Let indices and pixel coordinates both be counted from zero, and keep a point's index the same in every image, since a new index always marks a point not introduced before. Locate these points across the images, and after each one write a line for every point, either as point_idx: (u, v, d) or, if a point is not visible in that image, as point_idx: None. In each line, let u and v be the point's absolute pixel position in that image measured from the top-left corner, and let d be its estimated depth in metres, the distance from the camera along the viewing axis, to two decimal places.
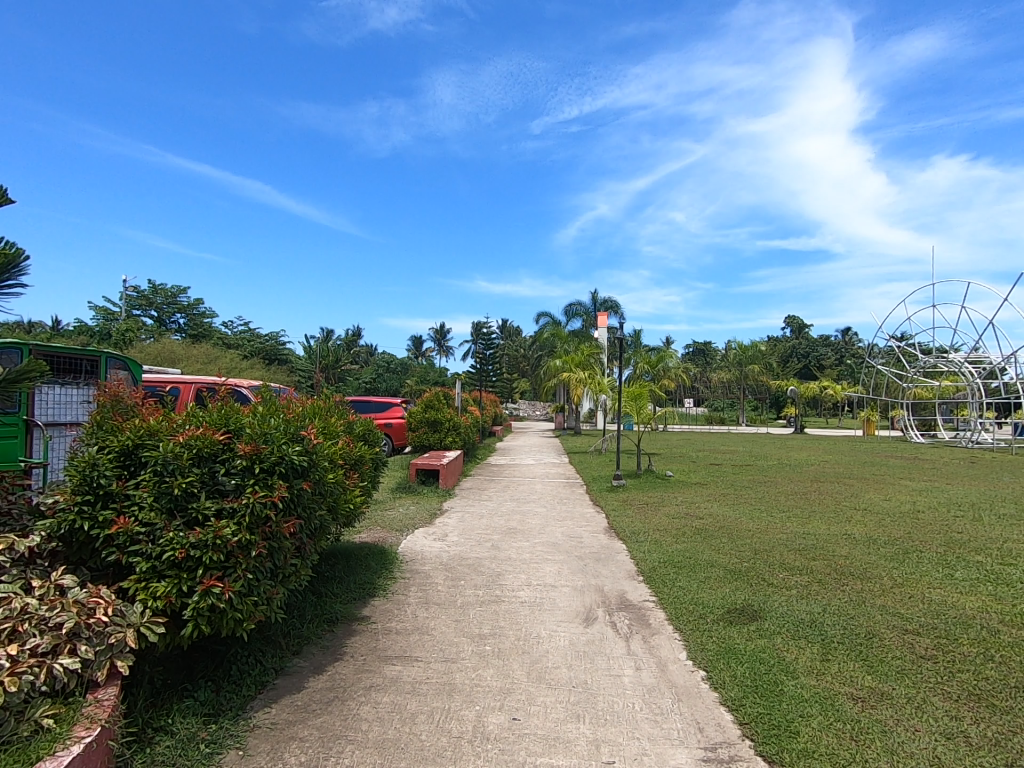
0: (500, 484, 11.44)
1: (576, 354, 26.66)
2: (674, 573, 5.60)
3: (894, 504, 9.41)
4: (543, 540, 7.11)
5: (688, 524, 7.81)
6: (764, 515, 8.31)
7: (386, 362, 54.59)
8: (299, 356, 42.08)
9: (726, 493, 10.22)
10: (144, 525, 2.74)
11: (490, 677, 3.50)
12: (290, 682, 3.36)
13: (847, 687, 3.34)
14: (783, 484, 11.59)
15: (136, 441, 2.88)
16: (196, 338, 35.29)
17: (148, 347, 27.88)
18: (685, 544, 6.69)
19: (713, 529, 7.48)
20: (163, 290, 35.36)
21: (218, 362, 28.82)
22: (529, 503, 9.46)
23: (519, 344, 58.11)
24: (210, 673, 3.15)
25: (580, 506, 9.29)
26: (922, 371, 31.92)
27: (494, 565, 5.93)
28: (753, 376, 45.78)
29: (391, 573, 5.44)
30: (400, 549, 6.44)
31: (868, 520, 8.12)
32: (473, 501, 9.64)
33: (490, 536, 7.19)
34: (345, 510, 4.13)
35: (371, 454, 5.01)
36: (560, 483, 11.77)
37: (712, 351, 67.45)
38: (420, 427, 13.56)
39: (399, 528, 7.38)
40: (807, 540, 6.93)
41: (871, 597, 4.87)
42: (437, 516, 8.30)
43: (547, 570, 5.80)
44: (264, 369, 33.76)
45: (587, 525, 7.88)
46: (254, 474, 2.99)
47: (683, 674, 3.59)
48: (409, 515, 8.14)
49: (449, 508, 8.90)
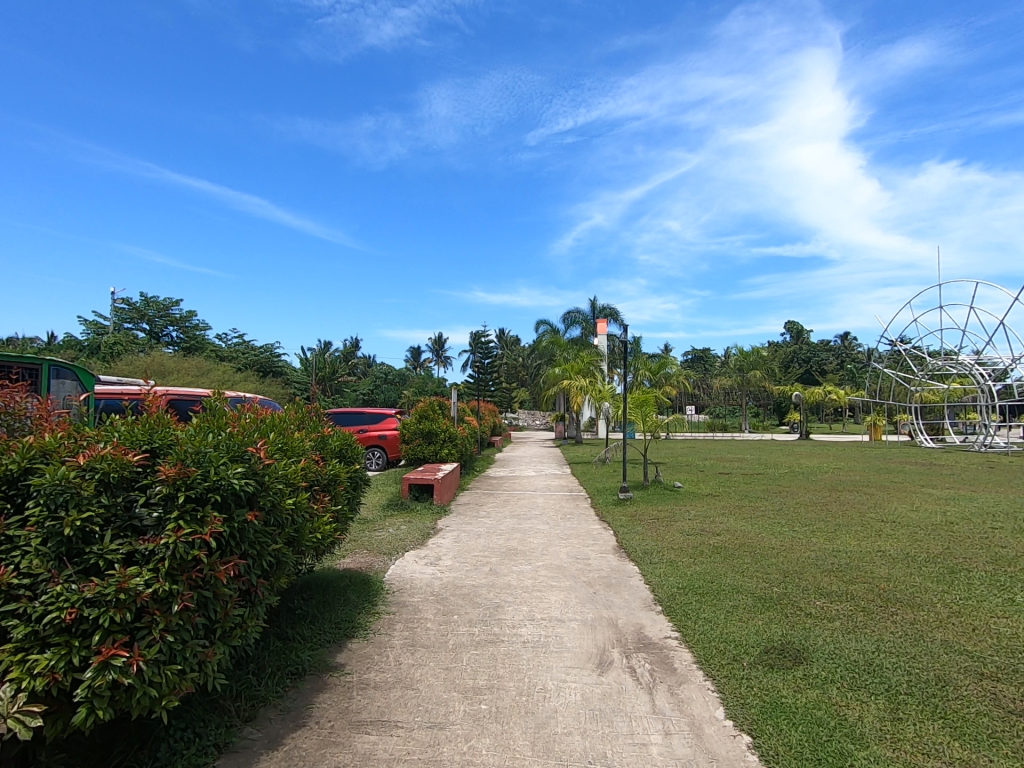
0: (499, 499, 10.73)
1: (576, 361, 26.08)
2: (696, 602, 4.93)
3: (922, 515, 8.74)
4: (546, 562, 6.43)
5: (704, 541, 7.14)
6: (786, 531, 7.61)
7: (383, 373, 53.87)
8: (295, 368, 41.51)
9: (740, 505, 9.55)
10: (24, 577, 2.07)
11: (485, 750, 2.82)
12: (236, 762, 2.68)
13: (933, 759, 2.67)
14: (799, 493, 10.94)
15: (21, 465, 2.23)
16: (189, 351, 34.65)
17: (136, 361, 27.13)
18: (704, 567, 6.01)
19: (733, 547, 6.81)
20: (155, 302, 34.75)
21: (210, 377, 28.17)
22: (530, 519, 8.78)
23: (518, 353, 57.64)
24: (130, 758, 2.49)
25: (585, 522, 8.61)
26: (930, 374, 31.30)
27: (492, 595, 5.24)
28: (755, 381, 45.24)
29: (374, 608, 4.76)
30: (387, 576, 5.76)
31: (900, 534, 7.45)
32: (470, 517, 8.95)
33: (488, 560, 6.50)
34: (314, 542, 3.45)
35: (348, 473, 4.34)
36: (562, 496, 11.09)
37: (711, 359, 67.00)
38: (415, 439, 12.87)
39: (387, 551, 6.71)
40: (839, 559, 6.26)
41: (929, 631, 4.19)
42: (430, 535, 7.63)
43: (552, 600, 5.12)
44: (257, 382, 33.05)
45: (595, 544, 7.20)
46: (180, 504, 2.35)
47: (722, 740, 2.92)
48: (399, 535, 7.45)
49: (445, 526, 8.23)
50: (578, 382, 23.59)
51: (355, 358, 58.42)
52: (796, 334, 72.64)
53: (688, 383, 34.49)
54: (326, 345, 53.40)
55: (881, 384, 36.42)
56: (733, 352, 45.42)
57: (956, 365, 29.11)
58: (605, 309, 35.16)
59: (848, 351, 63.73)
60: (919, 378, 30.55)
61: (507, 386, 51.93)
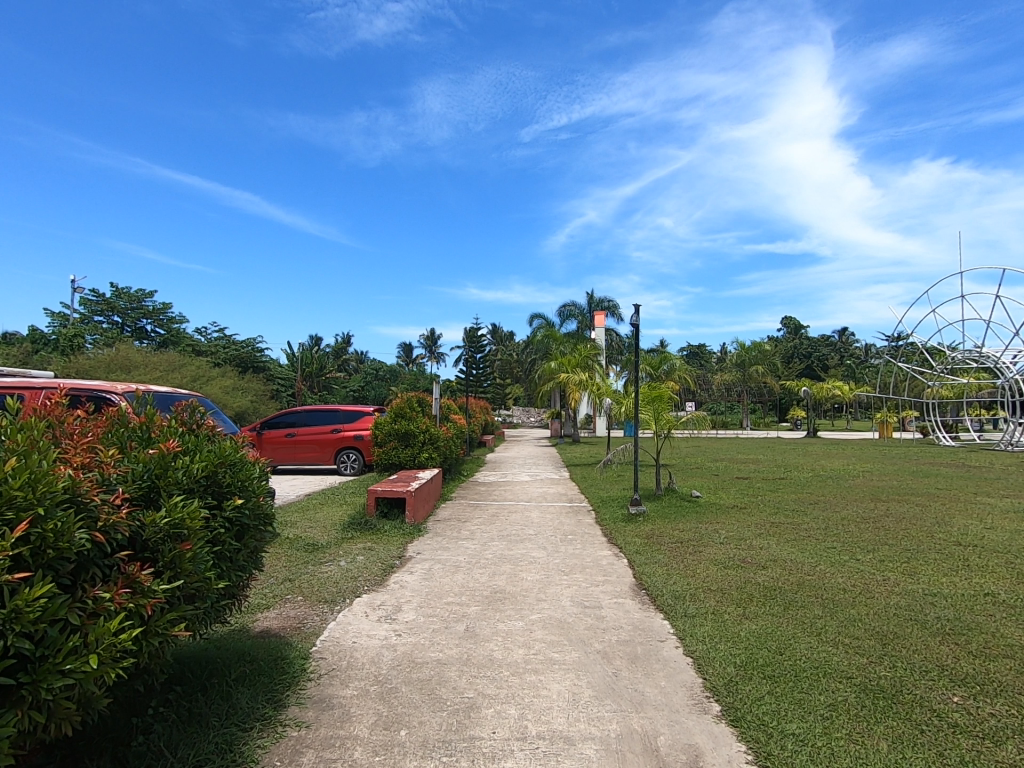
0: (487, 513, 9.02)
1: (573, 354, 24.26)
2: (771, 700, 3.29)
3: (1005, 536, 7.13)
4: (544, 615, 4.70)
5: (749, 578, 5.48)
6: (848, 563, 5.96)
7: (373, 369, 51.96)
8: (279, 366, 39.77)
9: (777, 522, 7.89)
10: None
11: None
12: None
13: None
14: (840, 505, 9.27)
15: None
16: (164, 345, 32.68)
17: (100, 353, 25.01)
18: (762, 625, 4.36)
19: (788, 588, 5.16)
20: (127, 293, 32.77)
21: (182, 371, 26.13)
22: (522, 544, 7.05)
23: (512, 348, 55.90)
24: None
25: (591, 547, 6.91)
26: (946, 369, 29.79)
27: (465, 683, 3.53)
28: (758, 377, 43.73)
29: (277, 717, 3.07)
30: (317, 647, 4.03)
31: (997, 566, 5.82)
32: (448, 541, 7.23)
33: (465, 611, 4.77)
34: (115, 673, 1.79)
35: (213, 512, 2.64)
36: (561, 509, 9.37)
37: (709, 355, 65.56)
38: (389, 441, 11.17)
39: (329, 598, 4.98)
40: (940, 608, 4.62)
41: None
42: (393, 570, 5.92)
43: (554, 694, 3.40)
44: (235, 378, 31.14)
45: (607, 583, 5.50)
46: None
47: None
48: (352, 572, 5.70)
49: (416, 556, 6.50)
50: (575, 377, 21.91)
51: (345, 354, 56.50)
52: (794, 329, 71.38)
53: (691, 378, 32.91)
54: (315, 341, 51.79)
55: (891, 379, 34.96)
56: (735, 347, 43.89)
57: (979, 358, 27.58)
58: (603, 303, 33.48)
59: (848, 348, 62.52)
60: (936, 373, 29.07)
61: (500, 382, 50.18)
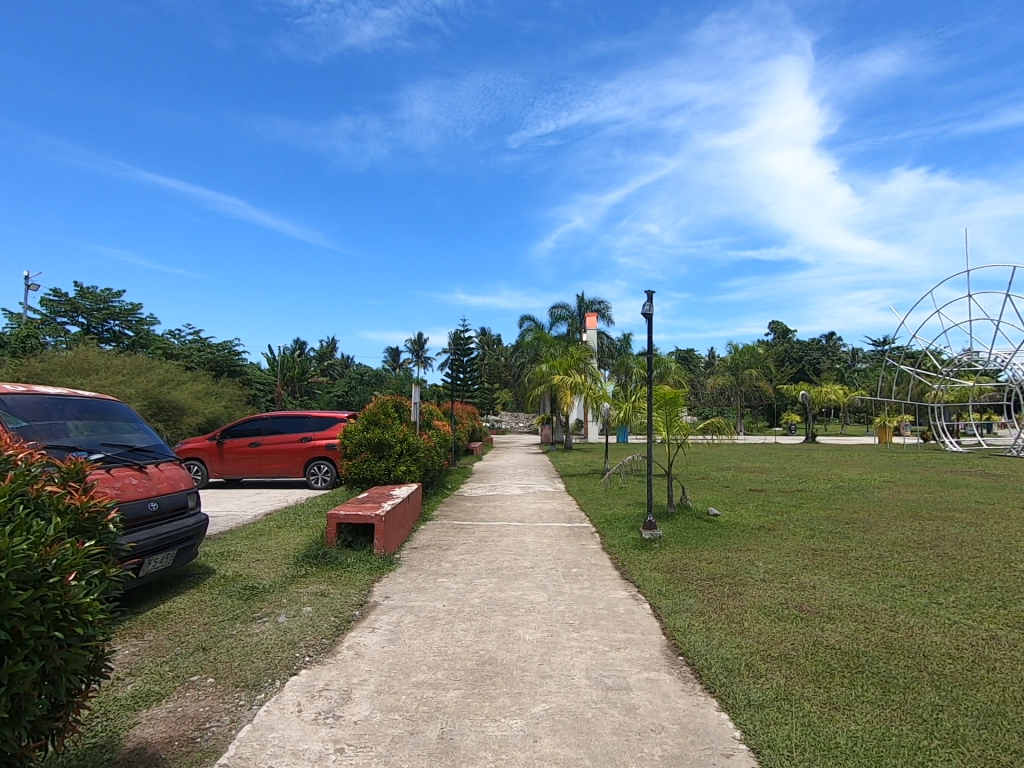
0: (473, 538, 7.64)
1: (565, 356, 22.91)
2: None
3: None
4: (553, 707, 3.32)
5: (817, 636, 4.16)
6: (935, 611, 4.66)
7: (356, 374, 50.15)
8: (256, 371, 38.04)
9: (821, 551, 6.58)
10: None
11: None
12: None
13: None
14: (884, 526, 7.98)
15: None
16: (131, 348, 30.80)
17: (56, 356, 23.12)
18: (868, 727, 3.02)
19: (878, 655, 3.83)
20: (91, 293, 30.86)
21: (149, 375, 24.36)
22: (517, 582, 5.67)
23: (500, 353, 54.59)
24: None
25: (604, 587, 5.54)
26: (952, 372, 28.74)
27: None
28: (752, 381, 42.69)
29: None
30: None
31: None
32: (426, 578, 5.83)
33: (441, 701, 3.37)
34: None
35: None
36: (560, 531, 8.02)
37: (699, 359, 64.72)
38: (360, 452, 9.76)
39: (250, 679, 3.56)
40: None
41: None
42: (349, 626, 4.50)
43: None
44: (209, 382, 29.47)
45: (632, 646, 4.13)
46: None
47: None
48: (293, 632, 4.28)
49: (382, 602, 5.10)
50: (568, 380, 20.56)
51: (329, 358, 54.75)
52: (783, 334, 70.63)
53: None
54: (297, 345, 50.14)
55: (890, 383, 33.97)
56: (729, 351, 42.90)
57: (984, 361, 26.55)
58: (593, 304, 32.35)
59: (838, 352, 62.01)
60: (940, 376, 28.02)
61: (488, 387, 48.82)
